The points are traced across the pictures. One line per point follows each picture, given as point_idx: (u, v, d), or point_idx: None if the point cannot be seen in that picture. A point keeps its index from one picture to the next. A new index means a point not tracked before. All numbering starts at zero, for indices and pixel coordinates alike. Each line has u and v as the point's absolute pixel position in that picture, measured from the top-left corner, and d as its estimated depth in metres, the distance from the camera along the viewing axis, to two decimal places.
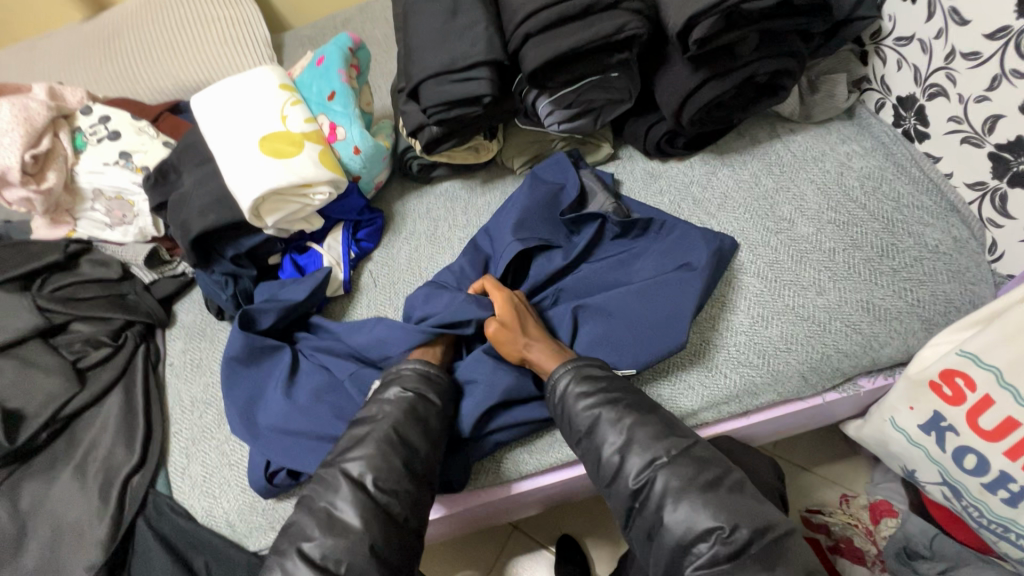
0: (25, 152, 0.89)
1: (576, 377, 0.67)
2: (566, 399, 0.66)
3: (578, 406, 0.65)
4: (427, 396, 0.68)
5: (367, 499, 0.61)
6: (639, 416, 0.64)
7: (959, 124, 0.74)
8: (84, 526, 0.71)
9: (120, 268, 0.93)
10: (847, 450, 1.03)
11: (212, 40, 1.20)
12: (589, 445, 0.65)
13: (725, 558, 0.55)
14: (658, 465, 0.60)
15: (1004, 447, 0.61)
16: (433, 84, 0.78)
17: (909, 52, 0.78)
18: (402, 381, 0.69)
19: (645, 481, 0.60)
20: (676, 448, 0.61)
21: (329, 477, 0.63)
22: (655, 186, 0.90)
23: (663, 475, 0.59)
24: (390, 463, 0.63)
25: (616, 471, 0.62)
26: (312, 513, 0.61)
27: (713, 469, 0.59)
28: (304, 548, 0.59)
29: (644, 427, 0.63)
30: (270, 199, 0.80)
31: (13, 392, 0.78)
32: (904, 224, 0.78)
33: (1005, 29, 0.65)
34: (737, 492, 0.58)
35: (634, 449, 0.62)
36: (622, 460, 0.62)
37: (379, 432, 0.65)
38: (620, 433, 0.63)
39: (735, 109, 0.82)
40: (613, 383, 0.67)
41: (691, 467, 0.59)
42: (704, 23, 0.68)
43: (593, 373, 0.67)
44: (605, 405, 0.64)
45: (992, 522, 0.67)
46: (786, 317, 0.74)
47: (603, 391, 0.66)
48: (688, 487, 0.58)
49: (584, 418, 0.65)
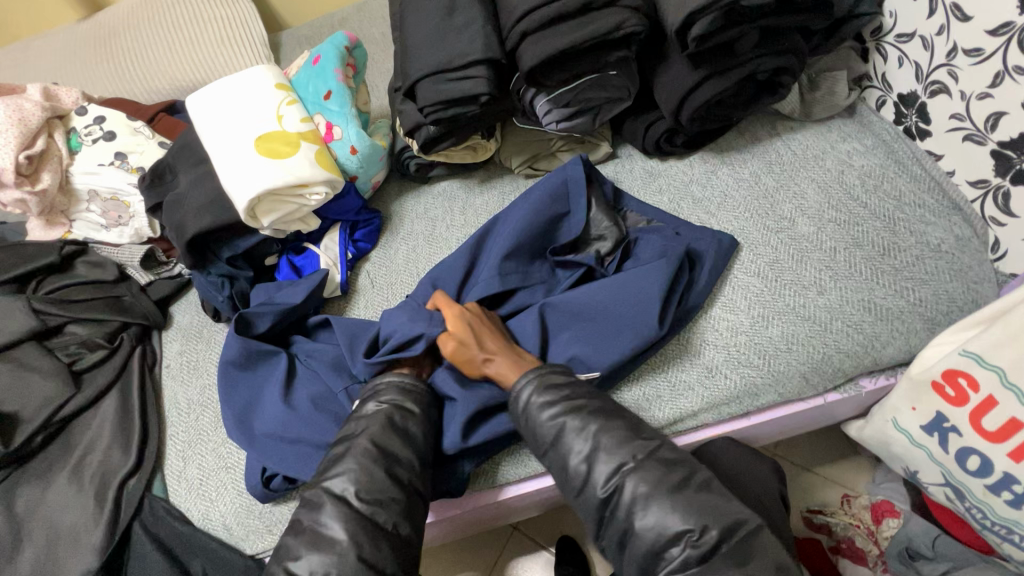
0: (19, 153, 0.88)
1: (538, 386, 0.64)
2: (529, 410, 0.64)
3: (542, 417, 0.63)
4: (405, 407, 0.67)
5: (353, 511, 0.60)
6: (604, 422, 0.62)
7: (961, 121, 0.73)
8: (79, 531, 0.71)
9: (115, 270, 0.92)
10: (849, 450, 1.03)
11: (208, 39, 1.20)
12: (555, 455, 0.63)
13: (696, 561, 0.54)
14: (625, 472, 0.59)
15: (1007, 448, 0.60)
16: (430, 82, 0.78)
17: (911, 49, 0.77)
18: (380, 394, 0.68)
19: (614, 488, 0.59)
20: (641, 452, 0.60)
21: (313, 499, 0.62)
22: (654, 185, 0.89)
23: (632, 482, 0.58)
24: (371, 476, 0.62)
25: (585, 480, 0.60)
26: (301, 534, 0.60)
27: (679, 471, 0.58)
28: (292, 568, 0.58)
29: (609, 433, 0.61)
30: (266, 200, 0.80)
31: (8, 395, 0.78)
32: (906, 222, 0.77)
33: (1008, 26, 0.64)
34: (705, 491, 0.57)
35: (601, 456, 0.60)
36: (590, 468, 0.60)
37: (377, 438, 0.64)
38: (586, 442, 0.61)
39: (735, 107, 0.81)
40: (577, 388, 0.65)
41: (657, 470, 0.58)
42: (703, 20, 0.67)
43: (556, 381, 0.65)
44: (571, 413, 0.62)
45: (996, 524, 0.66)
46: (786, 317, 0.73)
47: (566, 398, 0.63)
48: (654, 492, 0.57)
49: (549, 429, 0.63)
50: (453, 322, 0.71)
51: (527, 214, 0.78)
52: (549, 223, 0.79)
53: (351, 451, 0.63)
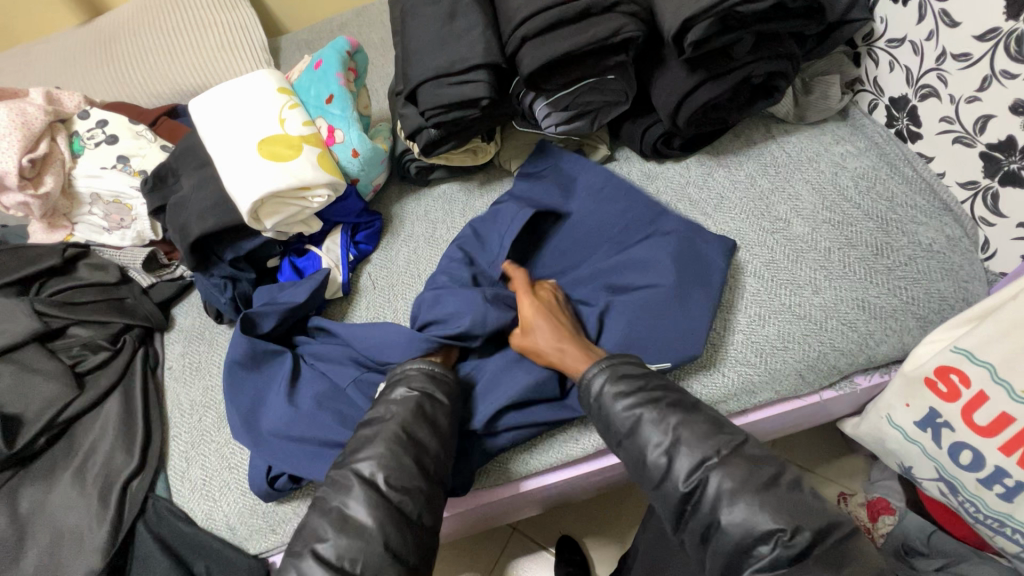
0: (22, 157, 0.89)
1: (612, 376, 0.64)
2: (603, 400, 0.64)
3: (616, 407, 0.63)
4: (435, 395, 0.68)
5: (383, 499, 0.60)
6: (682, 414, 0.61)
7: (951, 124, 0.75)
8: (84, 531, 0.71)
9: (118, 272, 0.92)
10: (844, 448, 1.04)
11: (208, 44, 1.21)
12: (630, 448, 0.62)
13: (787, 560, 0.52)
14: (709, 467, 0.57)
15: (999, 442, 0.62)
16: (432, 86, 0.79)
17: (901, 53, 0.79)
18: (409, 380, 0.68)
19: (697, 483, 0.57)
20: (726, 447, 0.58)
21: (342, 478, 0.62)
22: (652, 187, 0.91)
23: (716, 477, 0.56)
24: (402, 462, 0.62)
25: (664, 474, 0.59)
26: (328, 512, 0.60)
27: (767, 469, 0.56)
28: (321, 550, 0.58)
29: (689, 427, 0.59)
30: (269, 202, 0.80)
31: (11, 397, 0.78)
32: (898, 223, 0.79)
33: (995, 31, 0.66)
34: (796, 491, 0.55)
35: (682, 450, 0.58)
36: (670, 462, 0.59)
37: (393, 432, 0.64)
38: (665, 434, 0.60)
39: (731, 111, 0.83)
40: (652, 381, 0.64)
41: (743, 468, 0.56)
42: (698, 26, 0.69)
43: (629, 372, 0.65)
44: (646, 404, 0.62)
45: (989, 517, 0.67)
46: (783, 315, 0.75)
47: (641, 390, 0.63)
48: (742, 488, 0.55)
49: (625, 420, 0.62)
50: (529, 308, 0.73)
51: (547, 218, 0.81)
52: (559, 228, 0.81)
53: (380, 433, 0.64)
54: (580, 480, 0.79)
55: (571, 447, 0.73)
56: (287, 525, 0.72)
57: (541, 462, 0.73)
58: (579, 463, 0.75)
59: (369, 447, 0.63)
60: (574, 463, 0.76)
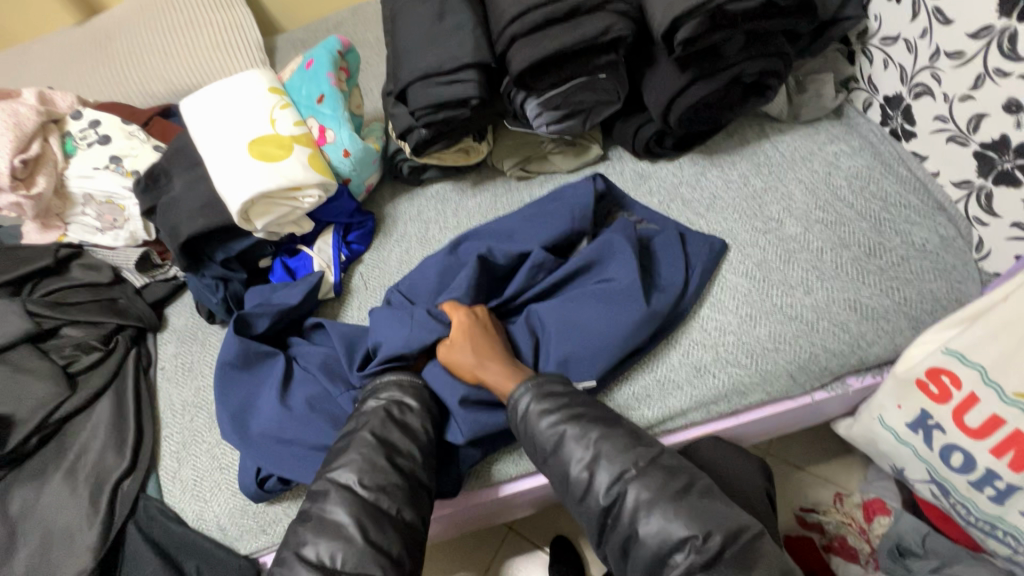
0: (15, 157, 0.89)
1: (535, 394, 0.65)
2: (528, 418, 0.64)
3: (541, 425, 0.63)
4: (402, 401, 0.68)
5: (357, 496, 0.61)
6: (604, 429, 0.62)
7: (945, 123, 0.74)
8: (74, 531, 0.71)
9: (111, 272, 0.94)
10: (840, 448, 1.04)
11: (203, 43, 1.21)
12: (556, 464, 0.63)
13: (700, 566, 0.54)
14: (627, 479, 0.59)
15: (990, 444, 0.61)
16: (421, 86, 0.78)
17: (895, 51, 0.78)
18: (377, 390, 0.69)
19: (616, 496, 0.59)
20: (643, 460, 0.60)
21: (318, 488, 0.62)
22: (644, 186, 0.90)
23: (635, 488, 0.58)
24: (377, 463, 0.62)
25: (587, 488, 0.60)
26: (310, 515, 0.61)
27: (680, 478, 0.59)
28: (305, 551, 0.58)
29: (610, 441, 0.61)
30: (260, 202, 0.80)
31: (3, 397, 0.78)
32: (891, 223, 0.78)
33: (988, 28, 0.65)
34: (709, 498, 0.57)
35: (603, 464, 0.60)
36: (591, 477, 0.60)
37: (365, 438, 0.64)
38: (586, 449, 0.61)
39: (723, 110, 0.82)
40: (576, 397, 0.65)
41: (660, 477, 0.59)
42: (689, 24, 0.68)
43: (553, 390, 0.65)
44: (570, 421, 0.63)
45: (981, 520, 0.67)
46: (774, 317, 0.74)
47: (563, 407, 0.64)
48: (658, 498, 0.57)
49: (549, 437, 0.63)
50: (458, 323, 0.71)
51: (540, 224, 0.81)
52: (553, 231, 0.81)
53: (353, 441, 0.64)
54: None
55: None
56: (277, 527, 0.73)
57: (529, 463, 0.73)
58: None
59: (348, 453, 0.63)
60: None
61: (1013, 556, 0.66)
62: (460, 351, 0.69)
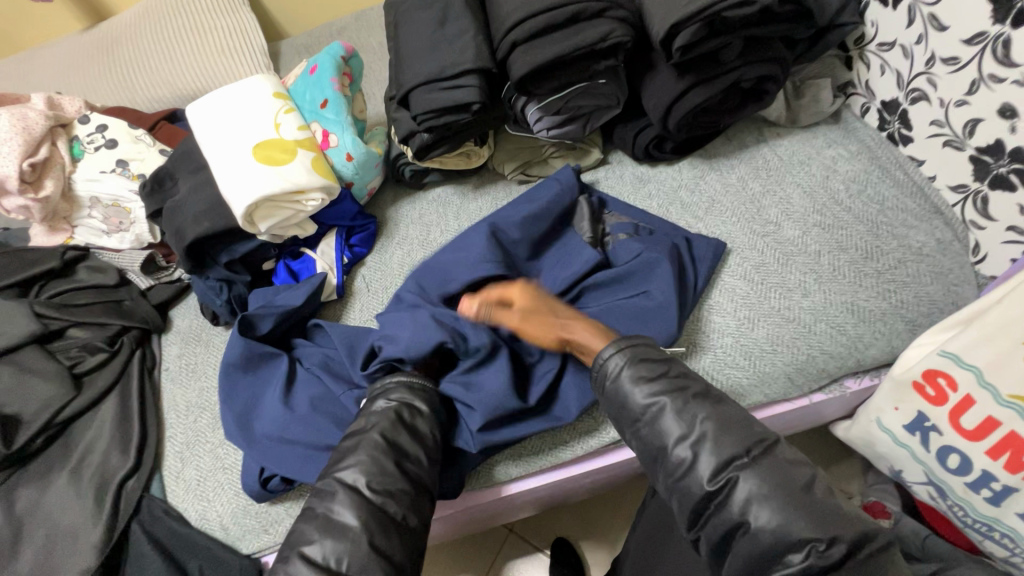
0: (23, 161, 0.90)
1: (631, 360, 0.63)
2: (620, 383, 0.62)
3: (637, 393, 0.61)
4: (413, 404, 0.68)
5: (364, 499, 0.60)
6: (710, 407, 0.59)
7: (941, 128, 0.75)
8: (79, 530, 0.72)
9: (116, 275, 0.94)
10: (840, 451, 1.05)
11: (208, 49, 1.22)
12: (647, 436, 0.61)
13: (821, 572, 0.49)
14: (739, 466, 0.55)
15: (986, 446, 0.62)
16: (423, 91, 0.79)
17: (892, 57, 0.79)
18: (387, 391, 0.69)
19: (724, 483, 0.55)
20: (756, 448, 0.56)
21: (327, 487, 0.62)
22: (644, 190, 0.91)
23: (748, 481, 0.54)
24: (383, 467, 0.62)
25: (687, 472, 0.57)
26: (314, 517, 0.60)
27: (803, 473, 0.54)
28: (308, 551, 0.58)
29: (716, 419, 0.58)
30: (263, 206, 0.81)
31: (10, 397, 0.79)
32: (888, 227, 0.79)
33: (982, 35, 0.66)
34: (830, 501, 0.53)
35: (706, 449, 0.56)
36: (694, 459, 0.57)
37: (375, 439, 0.64)
38: (688, 425, 0.58)
39: (721, 115, 0.83)
40: (674, 367, 0.63)
41: (776, 471, 0.54)
42: (686, 30, 0.69)
43: (650, 356, 0.63)
44: (671, 392, 0.60)
45: (978, 522, 0.67)
46: (771, 319, 0.75)
47: (663, 377, 0.61)
48: (773, 494, 0.53)
49: (646, 408, 0.60)
50: (519, 297, 0.73)
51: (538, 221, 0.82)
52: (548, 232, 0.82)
53: (363, 442, 0.64)
54: (571, 483, 0.79)
55: (561, 452, 0.74)
56: (279, 526, 0.73)
57: (531, 463, 0.74)
58: (566, 467, 0.76)
59: (354, 454, 0.64)
60: (561, 467, 0.76)
61: (1011, 558, 0.67)
62: (534, 327, 0.71)
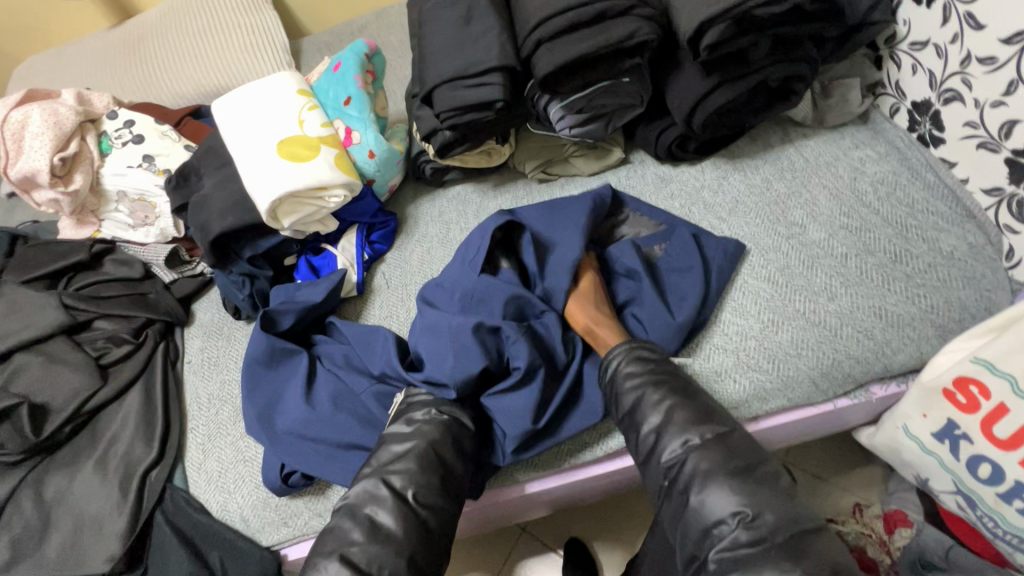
0: (54, 155, 0.92)
1: (627, 358, 0.67)
2: (616, 379, 0.67)
3: (625, 385, 0.66)
4: (462, 419, 0.69)
5: (411, 511, 0.61)
6: (679, 399, 0.63)
7: (975, 129, 0.73)
8: (104, 519, 0.73)
9: (142, 267, 0.95)
10: (861, 458, 1.03)
11: (231, 45, 1.23)
12: (627, 422, 0.65)
13: (747, 543, 0.54)
14: (690, 446, 0.60)
15: (1019, 457, 0.60)
16: (447, 89, 0.80)
17: (924, 57, 0.78)
18: (437, 404, 0.69)
19: (678, 460, 0.60)
20: (711, 433, 0.60)
21: (373, 488, 0.63)
22: (666, 190, 0.90)
23: (695, 457, 0.59)
24: (431, 481, 0.63)
25: (651, 451, 0.62)
26: (358, 518, 0.61)
27: (744, 458, 0.58)
28: (350, 554, 0.58)
29: (683, 410, 0.62)
30: (287, 201, 0.82)
31: (39, 387, 0.81)
32: (918, 230, 0.77)
33: (1022, 34, 0.64)
34: (767, 483, 0.57)
35: (671, 431, 0.62)
36: (658, 440, 0.62)
37: (423, 449, 0.65)
38: (659, 414, 0.63)
39: (747, 114, 0.82)
40: (664, 365, 0.67)
41: (722, 452, 0.59)
42: (715, 29, 0.69)
43: (645, 356, 0.68)
44: (650, 386, 0.65)
45: (1007, 533, 0.65)
46: (796, 322, 0.74)
47: (650, 372, 0.66)
48: (716, 470, 0.58)
49: (628, 395, 0.65)
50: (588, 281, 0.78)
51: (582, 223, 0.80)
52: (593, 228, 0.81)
53: (410, 451, 0.65)
54: (591, 483, 0.79)
55: (582, 453, 0.73)
56: (299, 520, 0.74)
57: (554, 462, 0.73)
58: (587, 467, 0.75)
59: (402, 461, 0.64)
60: (582, 467, 0.75)
61: None
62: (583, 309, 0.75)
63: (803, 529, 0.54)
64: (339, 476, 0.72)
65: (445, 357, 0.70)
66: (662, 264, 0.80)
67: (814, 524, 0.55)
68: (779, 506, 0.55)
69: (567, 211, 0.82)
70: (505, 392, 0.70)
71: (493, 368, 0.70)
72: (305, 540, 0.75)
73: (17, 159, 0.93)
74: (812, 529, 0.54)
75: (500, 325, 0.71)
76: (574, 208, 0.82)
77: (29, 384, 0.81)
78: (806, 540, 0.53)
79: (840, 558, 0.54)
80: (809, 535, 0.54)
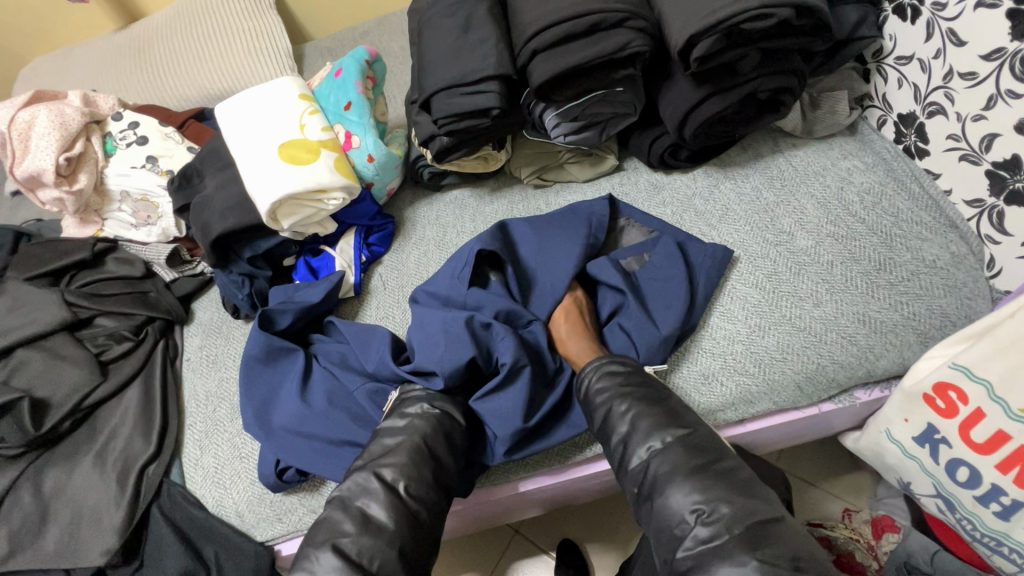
0: (59, 155, 0.94)
1: (597, 374, 0.69)
2: (588, 395, 0.69)
3: (595, 399, 0.68)
4: (453, 415, 0.71)
5: (402, 503, 0.63)
6: (645, 406, 0.65)
7: (958, 141, 0.75)
8: (102, 512, 0.74)
9: (143, 266, 0.97)
10: (850, 463, 1.04)
11: (235, 49, 1.25)
12: (600, 434, 0.67)
13: (705, 539, 0.55)
14: (653, 450, 0.62)
15: (996, 459, 0.62)
16: (445, 96, 0.82)
17: (910, 71, 0.80)
18: (430, 399, 0.71)
19: (643, 467, 0.62)
20: (671, 436, 0.62)
21: (364, 482, 0.64)
22: (658, 197, 0.92)
23: (657, 462, 0.61)
24: (422, 473, 0.65)
25: (622, 459, 0.64)
26: (350, 510, 0.62)
27: (705, 456, 0.60)
28: (342, 543, 0.60)
29: (649, 418, 0.64)
30: (287, 203, 0.84)
31: (40, 381, 0.82)
32: (902, 239, 0.79)
33: (1000, 51, 0.66)
34: (724, 478, 0.58)
35: (636, 438, 0.63)
36: (626, 449, 0.64)
37: (414, 444, 0.66)
38: (625, 424, 0.65)
39: (737, 125, 0.84)
40: (633, 377, 0.68)
41: (683, 454, 0.60)
42: (705, 42, 0.71)
43: (614, 370, 0.69)
44: (617, 398, 0.66)
45: (985, 535, 0.67)
46: (782, 327, 0.76)
47: (619, 385, 0.68)
48: (676, 471, 0.59)
49: (598, 409, 0.67)
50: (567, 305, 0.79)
51: (580, 240, 0.82)
52: (588, 244, 0.82)
53: (402, 445, 0.66)
54: (580, 483, 0.80)
55: (571, 454, 0.75)
56: (293, 516, 0.75)
57: (544, 462, 0.75)
58: (577, 466, 0.77)
59: (392, 454, 0.66)
60: (572, 466, 0.77)
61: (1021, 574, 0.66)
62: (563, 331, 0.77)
63: (769, 516, 0.55)
64: (332, 472, 0.73)
65: (438, 354, 0.72)
66: (649, 273, 0.81)
67: (778, 512, 0.56)
68: (736, 499, 0.56)
69: (558, 226, 0.85)
70: (493, 393, 0.72)
71: (481, 364, 0.72)
72: (299, 535, 0.76)
73: (23, 158, 0.95)
74: (773, 519, 0.55)
75: (490, 322, 0.73)
76: (568, 221, 0.85)
77: (30, 379, 0.83)
78: (766, 531, 0.54)
79: (810, 544, 0.54)
80: (767, 526, 0.54)
